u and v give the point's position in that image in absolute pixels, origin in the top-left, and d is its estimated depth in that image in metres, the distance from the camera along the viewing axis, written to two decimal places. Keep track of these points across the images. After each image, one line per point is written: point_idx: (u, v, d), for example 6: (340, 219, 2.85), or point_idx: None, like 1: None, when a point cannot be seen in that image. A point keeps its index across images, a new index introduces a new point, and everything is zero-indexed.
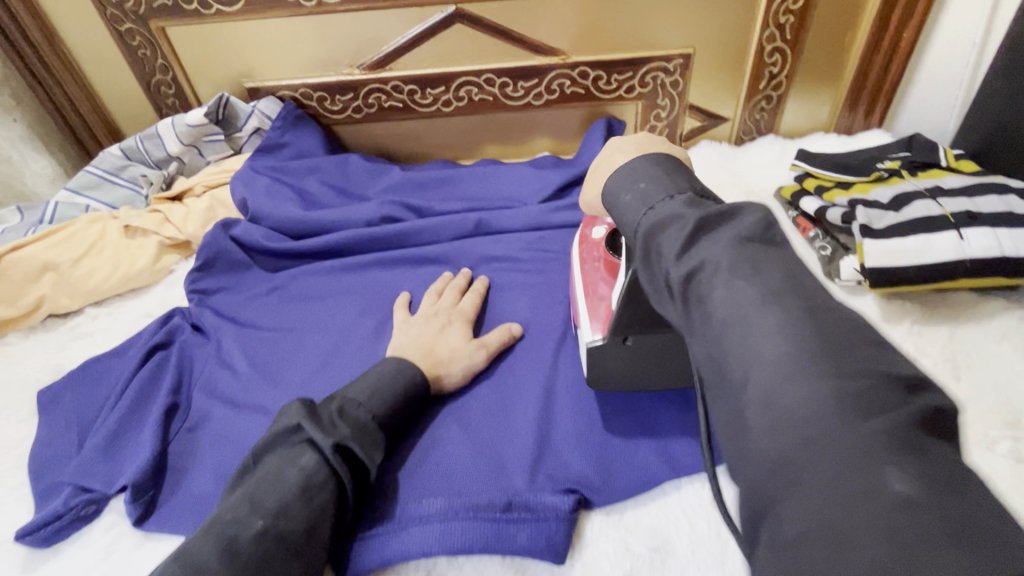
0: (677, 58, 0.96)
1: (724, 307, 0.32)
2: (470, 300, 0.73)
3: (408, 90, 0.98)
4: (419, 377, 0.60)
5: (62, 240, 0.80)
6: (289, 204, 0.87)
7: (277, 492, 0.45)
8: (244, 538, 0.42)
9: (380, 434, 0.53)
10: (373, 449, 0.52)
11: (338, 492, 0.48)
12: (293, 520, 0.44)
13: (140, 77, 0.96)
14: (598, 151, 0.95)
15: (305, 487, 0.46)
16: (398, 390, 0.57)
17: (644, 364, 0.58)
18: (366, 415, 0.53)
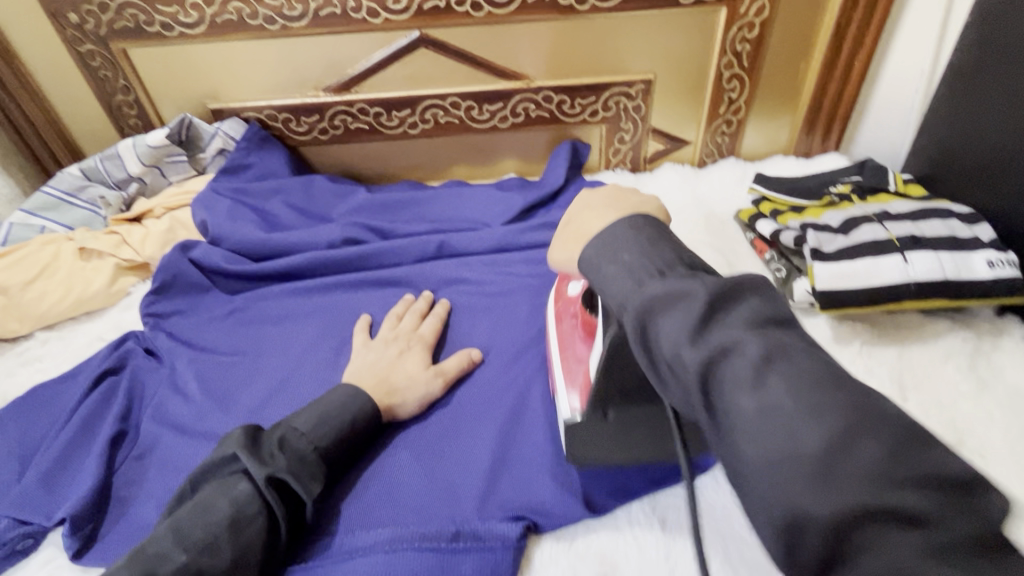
0: (638, 84, 0.98)
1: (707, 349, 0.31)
2: (429, 324, 0.73)
3: (374, 112, 0.98)
4: (372, 406, 0.59)
5: (13, 263, 0.78)
6: (250, 225, 0.87)
7: (203, 524, 0.45)
8: (165, 572, 0.42)
9: (321, 466, 0.53)
10: (312, 481, 0.52)
11: (269, 524, 0.48)
12: (217, 554, 0.44)
13: (102, 97, 0.96)
14: (562, 173, 0.97)
15: (233, 520, 0.46)
16: (346, 419, 0.57)
17: (628, 439, 0.52)
18: (308, 446, 0.53)
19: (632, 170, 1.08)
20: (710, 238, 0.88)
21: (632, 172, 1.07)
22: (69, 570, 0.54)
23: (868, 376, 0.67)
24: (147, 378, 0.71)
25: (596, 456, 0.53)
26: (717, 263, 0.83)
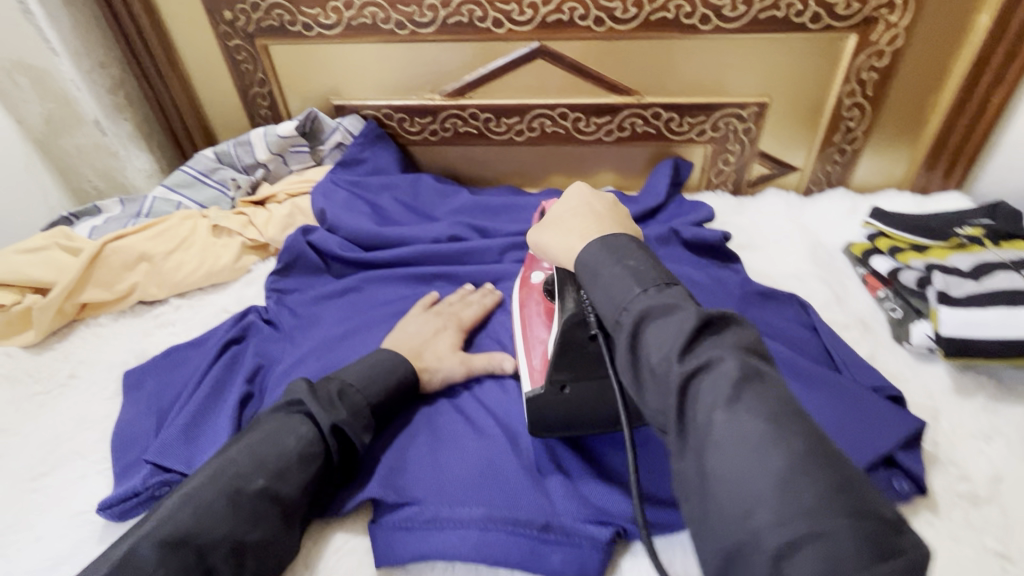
0: (752, 106, 0.96)
1: (739, 413, 0.36)
2: (473, 311, 0.76)
3: (484, 117, 1.01)
4: (413, 375, 0.64)
5: (157, 234, 0.86)
6: (364, 217, 0.91)
7: (276, 454, 0.53)
8: (250, 489, 0.50)
9: (371, 419, 0.59)
10: (365, 431, 0.58)
11: (325, 463, 0.55)
12: (287, 483, 0.52)
13: (240, 88, 1.04)
14: (665, 191, 0.96)
15: (302, 454, 0.54)
16: (394, 381, 0.62)
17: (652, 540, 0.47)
18: (363, 400, 0.59)
19: (734, 192, 1.06)
20: (817, 270, 0.86)
21: (733, 194, 1.05)
22: None
23: (992, 433, 0.63)
24: (264, 343, 0.77)
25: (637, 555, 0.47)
26: (826, 296, 0.81)
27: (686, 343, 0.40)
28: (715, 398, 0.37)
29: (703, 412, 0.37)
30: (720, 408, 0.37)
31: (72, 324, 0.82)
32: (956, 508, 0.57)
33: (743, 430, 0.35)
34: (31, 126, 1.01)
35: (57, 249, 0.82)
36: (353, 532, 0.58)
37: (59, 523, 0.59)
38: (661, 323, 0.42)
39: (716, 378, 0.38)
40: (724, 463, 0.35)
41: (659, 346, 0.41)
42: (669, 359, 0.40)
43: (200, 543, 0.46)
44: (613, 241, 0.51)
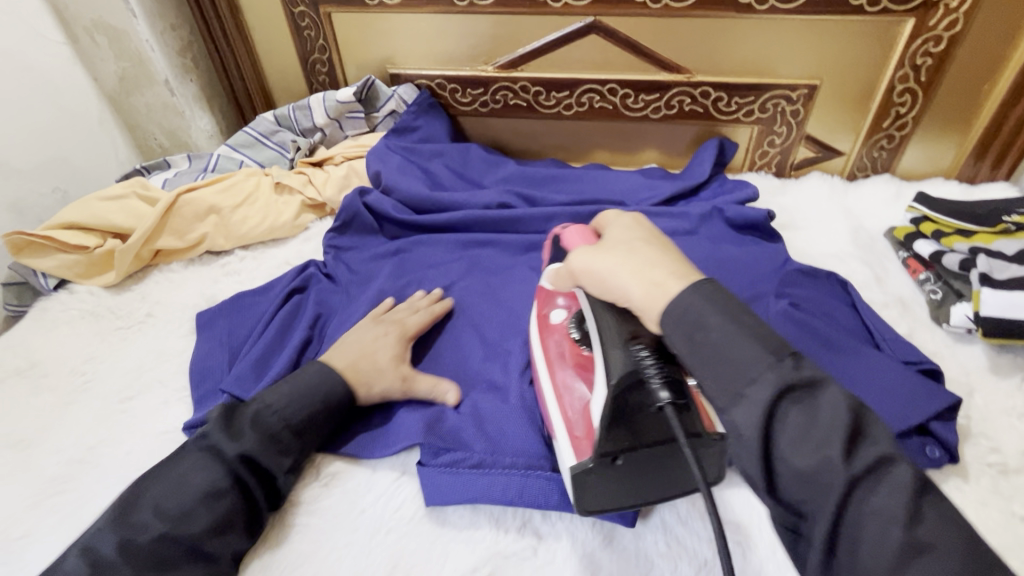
0: (802, 88, 0.97)
1: (871, 508, 0.36)
2: (416, 318, 0.73)
3: (535, 90, 1.04)
4: (343, 387, 0.63)
5: (225, 189, 0.91)
6: (417, 182, 0.96)
7: (178, 495, 0.52)
8: (183, 525, 0.50)
9: (287, 441, 0.57)
10: (280, 456, 0.57)
11: (244, 495, 0.54)
12: (191, 524, 0.50)
13: (301, 54, 1.09)
14: (708, 168, 0.98)
15: (207, 492, 0.52)
16: (319, 400, 0.61)
17: (639, 486, 0.50)
18: (279, 422, 0.58)
19: (776, 175, 1.08)
20: (858, 251, 0.87)
21: (776, 176, 1.06)
22: None
23: None
24: (320, 294, 0.81)
25: (614, 502, 0.51)
26: (866, 276, 0.82)
27: (829, 426, 0.38)
28: (863, 502, 0.36)
29: (850, 511, 0.37)
30: (895, 523, 0.35)
31: (146, 269, 0.88)
32: (985, 476, 0.59)
33: (888, 530, 0.35)
34: (106, 83, 1.07)
35: (135, 198, 0.88)
36: (405, 472, 0.62)
37: (143, 441, 0.65)
38: (790, 400, 0.40)
39: (889, 481, 0.36)
40: (868, 560, 0.35)
41: (793, 429, 0.39)
42: (805, 444, 0.38)
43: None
44: (712, 295, 0.45)
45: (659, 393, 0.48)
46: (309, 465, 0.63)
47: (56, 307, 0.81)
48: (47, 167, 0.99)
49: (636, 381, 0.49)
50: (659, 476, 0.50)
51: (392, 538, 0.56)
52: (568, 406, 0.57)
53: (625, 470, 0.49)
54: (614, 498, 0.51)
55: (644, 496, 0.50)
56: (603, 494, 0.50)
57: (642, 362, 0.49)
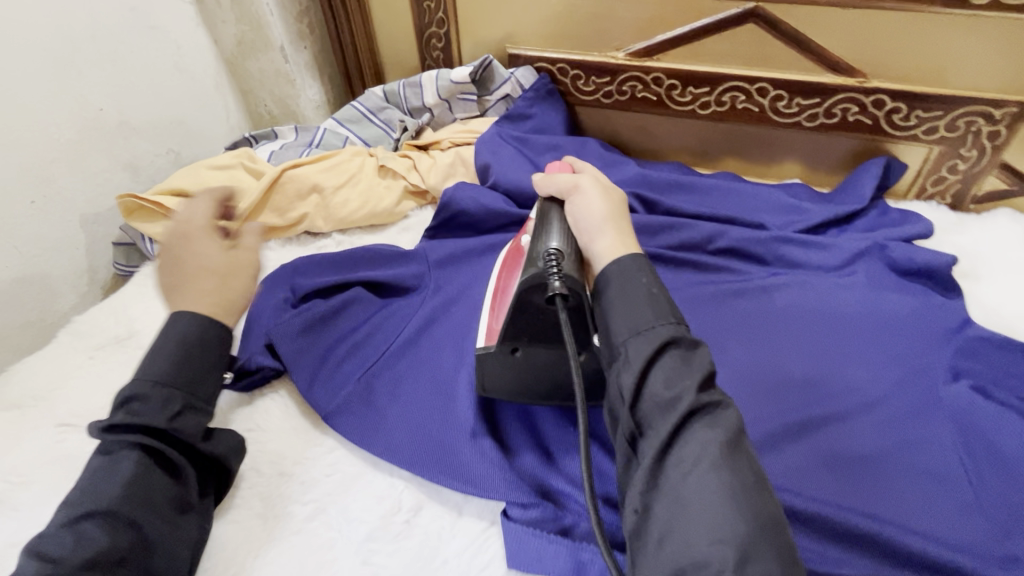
0: (1009, 105, 0.78)
1: (694, 440, 0.41)
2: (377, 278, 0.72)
3: (669, 84, 0.92)
4: (189, 317, 0.51)
5: (330, 167, 0.87)
6: (529, 177, 0.87)
7: (81, 479, 0.46)
8: (115, 511, 0.44)
9: (153, 392, 0.48)
10: (155, 409, 0.48)
11: (141, 459, 0.47)
12: (91, 500, 0.44)
13: (418, 26, 1.02)
14: (871, 192, 0.83)
15: (104, 467, 0.46)
16: (176, 340, 0.50)
17: (530, 375, 0.57)
18: (145, 377, 0.49)
19: (950, 207, 0.90)
20: None
21: (951, 209, 0.89)
22: (353, 463, 0.59)
23: None
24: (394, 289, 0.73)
25: (502, 387, 0.58)
26: None
27: (684, 360, 0.44)
28: (686, 436, 0.41)
29: (660, 421, 0.42)
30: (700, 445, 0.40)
31: None
32: None
33: (701, 456, 0.40)
34: (225, 46, 1.05)
35: (241, 170, 0.86)
36: (494, 523, 0.54)
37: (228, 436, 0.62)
38: (658, 335, 0.46)
39: (705, 418, 0.42)
40: (677, 480, 0.40)
41: (650, 345, 0.45)
42: (655, 371, 0.44)
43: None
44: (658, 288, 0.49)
45: (554, 288, 0.50)
46: (392, 490, 0.57)
47: (159, 275, 0.80)
48: (164, 127, 0.99)
49: (540, 283, 0.51)
50: (544, 371, 0.56)
51: None
52: (498, 304, 0.60)
53: (520, 360, 0.56)
54: (510, 384, 0.58)
55: (533, 387, 0.58)
56: (496, 377, 0.57)
57: (550, 270, 0.50)
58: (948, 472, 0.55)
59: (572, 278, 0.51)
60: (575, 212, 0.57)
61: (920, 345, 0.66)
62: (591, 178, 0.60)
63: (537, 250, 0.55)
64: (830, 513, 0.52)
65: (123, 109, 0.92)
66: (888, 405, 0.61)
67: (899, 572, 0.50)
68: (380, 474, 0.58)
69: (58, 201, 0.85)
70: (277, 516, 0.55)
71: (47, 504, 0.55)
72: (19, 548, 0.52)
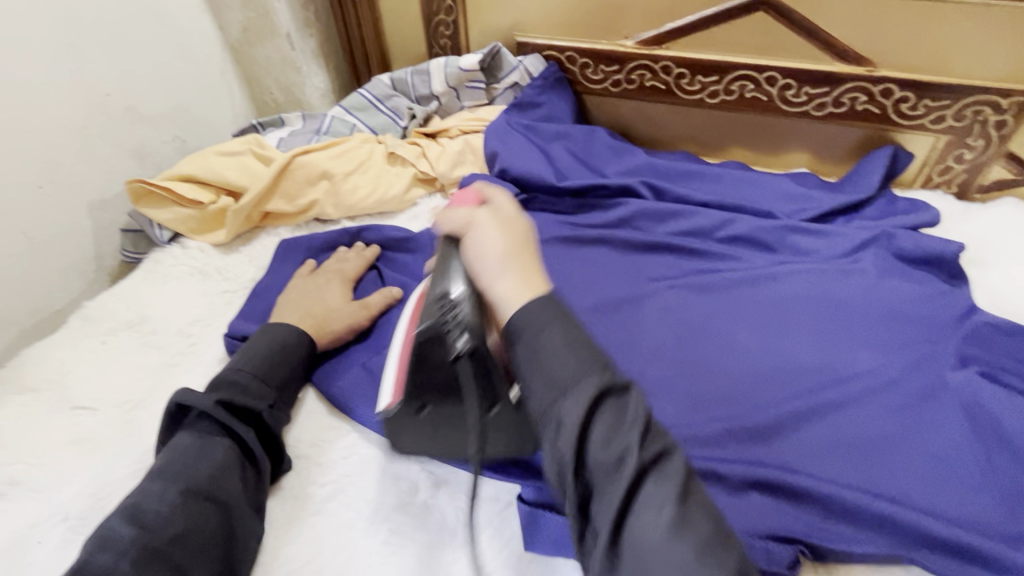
0: (1017, 95, 0.79)
1: (613, 444, 0.39)
2: (353, 265, 0.76)
3: (678, 72, 0.92)
4: (299, 330, 0.64)
5: (340, 153, 0.87)
6: (538, 164, 0.87)
7: (176, 459, 0.50)
8: (189, 480, 0.49)
9: (257, 386, 0.57)
10: (255, 398, 0.56)
11: (231, 441, 0.53)
12: (192, 474, 0.49)
13: (425, 14, 1.02)
14: (878, 180, 0.83)
15: (201, 447, 0.51)
16: (278, 346, 0.62)
17: (441, 437, 0.54)
18: (246, 375, 0.58)
19: (956, 196, 0.90)
20: None
21: (956, 198, 0.89)
22: (369, 446, 0.60)
23: None
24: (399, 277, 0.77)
25: (424, 450, 0.55)
26: None
27: (590, 371, 0.41)
28: (551, 346, 0.43)
29: (577, 441, 0.39)
30: (613, 442, 0.39)
31: (254, 230, 0.85)
32: None
33: (624, 471, 0.38)
34: (230, 32, 1.05)
35: (251, 156, 0.85)
36: (509, 503, 0.55)
37: None
38: (564, 348, 0.42)
39: (615, 421, 0.40)
40: (608, 485, 0.39)
41: (561, 362, 0.42)
42: (560, 385, 0.41)
43: (160, 549, 0.44)
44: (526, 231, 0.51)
45: (459, 343, 0.46)
46: (408, 473, 0.57)
47: (168, 260, 0.80)
48: (170, 114, 0.99)
49: (437, 335, 0.46)
50: (456, 430, 0.52)
51: None
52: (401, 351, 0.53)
53: (428, 421, 0.52)
54: (430, 448, 0.55)
55: (451, 446, 0.54)
56: (414, 441, 0.55)
57: (447, 321, 0.46)
58: (956, 455, 0.56)
59: (476, 326, 0.46)
60: (471, 246, 0.49)
61: (929, 331, 0.67)
62: (490, 210, 0.51)
63: (440, 291, 0.48)
64: (838, 493, 0.53)
65: (129, 96, 0.92)
66: (898, 389, 0.61)
67: (908, 550, 0.50)
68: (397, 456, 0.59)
69: (65, 187, 0.84)
70: (297, 497, 0.55)
71: (63, 487, 0.56)
72: (38, 529, 0.52)
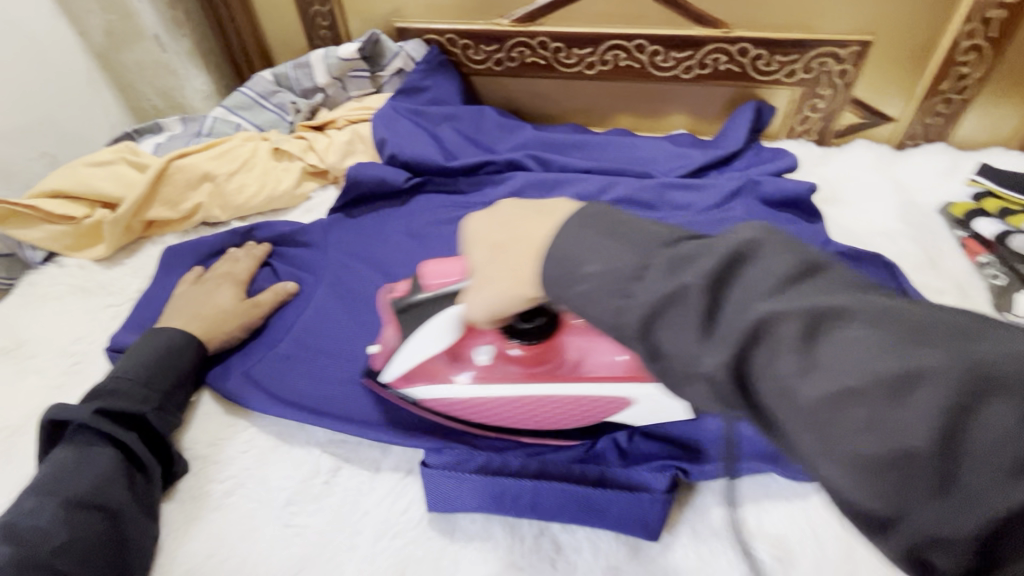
0: (853, 45, 0.87)
1: (822, 382, 0.29)
2: (245, 265, 0.75)
3: (554, 47, 0.95)
4: (184, 331, 0.63)
5: (220, 154, 0.85)
6: (427, 147, 0.88)
7: (52, 474, 0.49)
8: (68, 492, 0.48)
9: (141, 391, 0.56)
10: (139, 404, 0.56)
11: (115, 449, 0.52)
12: (72, 485, 0.49)
13: (300, 6, 1.00)
14: (744, 134, 0.89)
15: (80, 459, 0.51)
16: (161, 348, 0.60)
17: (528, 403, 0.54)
18: (129, 381, 0.57)
19: (817, 143, 0.98)
20: (908, 229, 0.79)
21: (817, 145, 0.97)
22: (269, 438, 0.60)
23: None
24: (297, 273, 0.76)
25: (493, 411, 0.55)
26: (918, 255, 0.75)
27: (794, 338, 0.30)
28: (763, 358, 0.31)
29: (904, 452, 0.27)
30: (794, 354, 0.30)
31: (138, 241, 0.83)
32: None
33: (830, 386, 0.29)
34: (92, 38, 0.99)
35: (124, 164, 0.82)
36: (410, 472, 0.56)
37: None
38: (681, 304, 0.34)
39: (778, 337, 0.31)
40: (839, 433, 0.28)
41: (677, 329, 0.34)
42: (695, 353, 0.33)
43: (43, 560, 0.44)
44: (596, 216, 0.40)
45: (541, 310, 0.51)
46: (309, 457, 0.58)
47: (44, 281, 0.76)
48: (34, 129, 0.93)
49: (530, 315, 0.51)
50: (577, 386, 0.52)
51: (399, 543, 0.51)
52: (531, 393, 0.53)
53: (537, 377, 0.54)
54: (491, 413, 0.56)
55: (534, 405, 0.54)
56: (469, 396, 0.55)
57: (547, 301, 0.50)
58: None
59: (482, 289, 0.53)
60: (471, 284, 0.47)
61: None
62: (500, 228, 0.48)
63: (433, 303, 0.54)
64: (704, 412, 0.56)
65: None
66: None
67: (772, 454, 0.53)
68: (296, 444, 0.59)
69: None
70: (194, 497, 0.55)
71: None
72: None
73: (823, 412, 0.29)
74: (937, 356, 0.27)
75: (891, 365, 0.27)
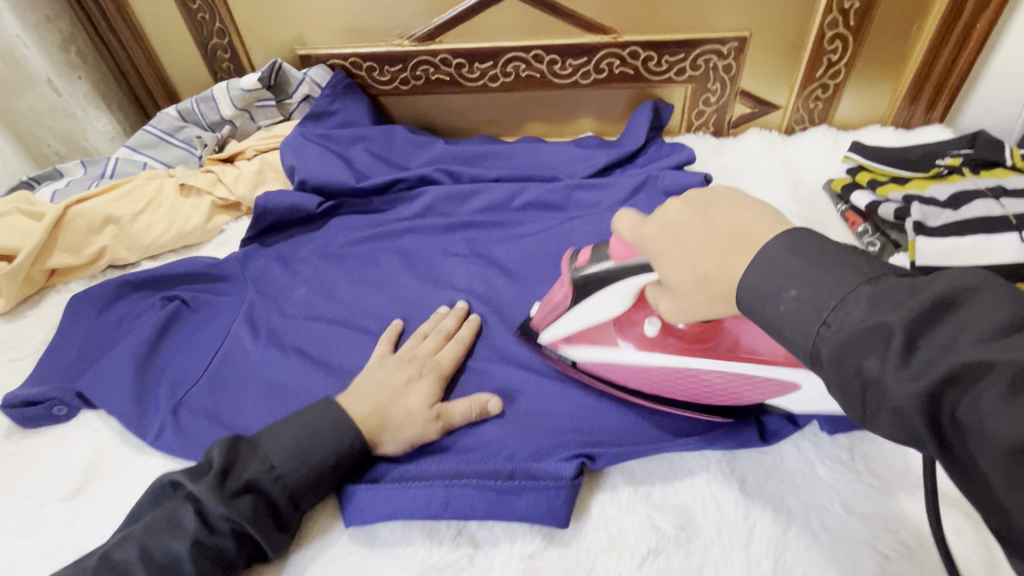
0: (732, 41, 0.93)
1: (849, 337, 0.33)
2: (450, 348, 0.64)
3: (457, 63, 0.98)
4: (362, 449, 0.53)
5: (122, 195, 0.83)
6: (337, 169, 0.89)
7: (167, 544, 0.47)
8: None
9: (273, 519, 0.50)
10: (274, 533, 0.50)
11: (226, 559, 0.48)
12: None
13: (198, 40, 1.00)
14: (644, 132, 0.94)
15: (198, 545, 0.47)
16: (330, 465, 0.52)
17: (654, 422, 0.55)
18: (280, 493, 0.50)
19: (715, 135, 1.04)
20: (799, 207, 0.84)
21: (714, 136, 1.03)
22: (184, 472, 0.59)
23: None
24: (209, 307, 0.75)
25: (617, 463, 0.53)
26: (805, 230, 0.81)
27: (896, 348, 0.31)
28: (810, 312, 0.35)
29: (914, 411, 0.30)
30: (831, 312, 0.34)
31: (41, 292, 0.80)
32: None
33: (939, 371, 0.30)
34: None
35: (18, 215, 0.80)
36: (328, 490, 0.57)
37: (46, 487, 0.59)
38: (818, 304, 0.35)
39: (813, 303, 0.35)
40: (850, 379, 0.33)
41: (752, 291, 0.38)
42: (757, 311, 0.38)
43: None
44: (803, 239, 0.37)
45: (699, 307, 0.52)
46: None
47: None
48: None
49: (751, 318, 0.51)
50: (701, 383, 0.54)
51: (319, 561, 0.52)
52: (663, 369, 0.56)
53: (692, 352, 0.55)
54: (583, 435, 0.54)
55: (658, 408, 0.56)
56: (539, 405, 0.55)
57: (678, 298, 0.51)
58: None
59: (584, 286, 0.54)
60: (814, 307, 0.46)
61: None
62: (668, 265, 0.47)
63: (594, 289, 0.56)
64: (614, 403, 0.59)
65: None
66: None
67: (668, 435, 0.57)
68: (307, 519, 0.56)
69: None
70: None
71: None
72: None
73: (845, 362, 0.33)
74: (948, 330, 0.30)
75: (899, 327, 0.31)
